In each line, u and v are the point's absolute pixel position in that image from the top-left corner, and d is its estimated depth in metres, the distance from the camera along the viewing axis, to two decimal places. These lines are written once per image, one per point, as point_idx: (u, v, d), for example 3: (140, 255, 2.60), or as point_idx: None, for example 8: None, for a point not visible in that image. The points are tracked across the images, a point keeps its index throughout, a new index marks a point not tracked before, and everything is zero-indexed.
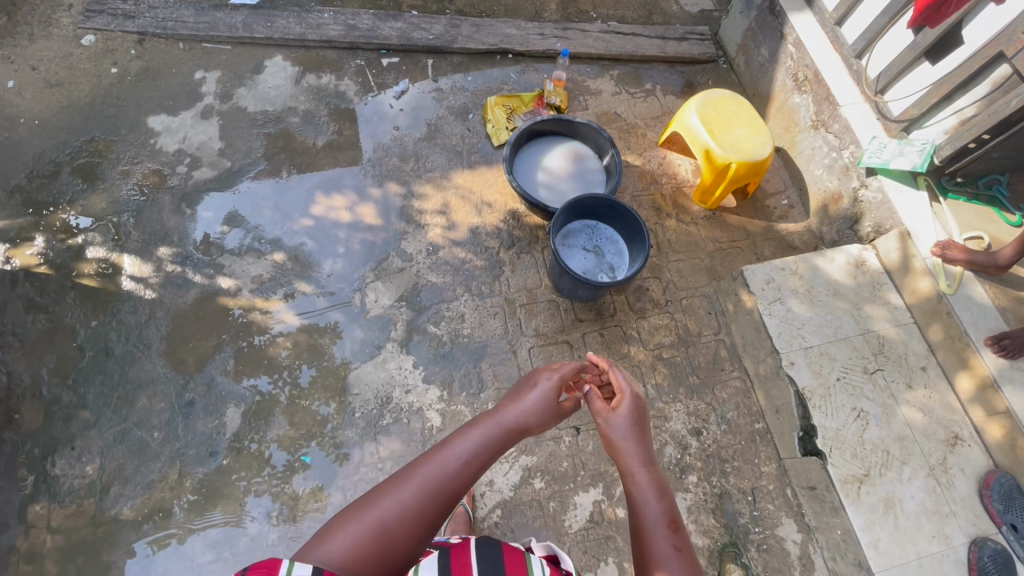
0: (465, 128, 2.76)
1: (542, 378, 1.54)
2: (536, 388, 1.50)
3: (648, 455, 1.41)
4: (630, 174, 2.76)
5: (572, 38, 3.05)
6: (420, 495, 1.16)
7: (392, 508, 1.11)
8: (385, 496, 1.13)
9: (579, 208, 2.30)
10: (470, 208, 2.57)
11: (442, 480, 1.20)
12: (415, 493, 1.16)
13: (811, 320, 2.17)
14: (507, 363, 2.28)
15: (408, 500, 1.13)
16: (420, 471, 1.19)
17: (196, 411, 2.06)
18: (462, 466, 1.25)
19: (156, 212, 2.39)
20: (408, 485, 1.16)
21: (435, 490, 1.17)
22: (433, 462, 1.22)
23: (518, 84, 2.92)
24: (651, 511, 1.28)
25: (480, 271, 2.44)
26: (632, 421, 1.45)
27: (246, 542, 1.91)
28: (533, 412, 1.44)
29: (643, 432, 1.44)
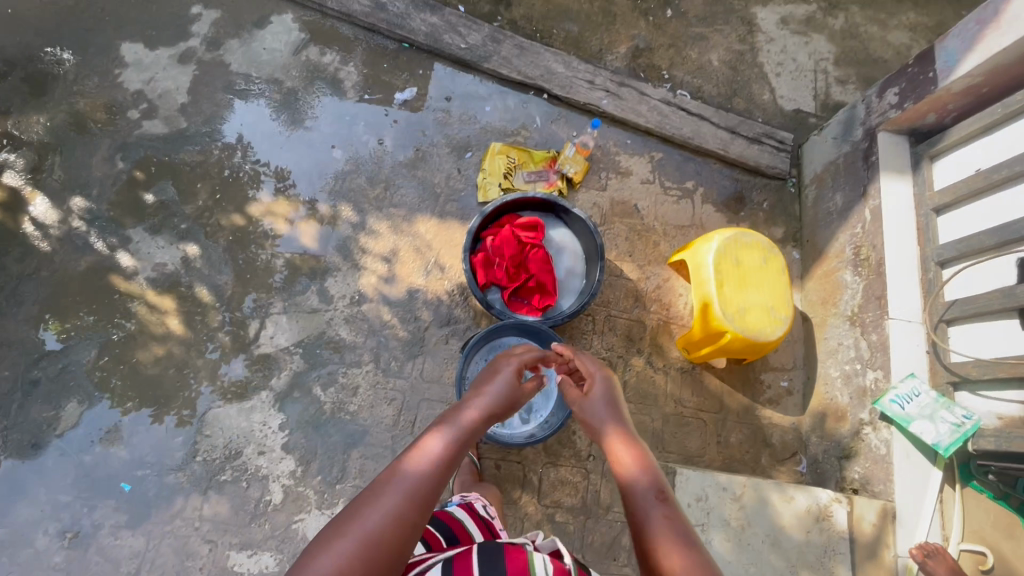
0: (455, 168, 2.36)
1: (503, 370, 1.46)
2: (500, 379, 1.43)
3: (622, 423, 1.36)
4: (617, 288, 2.32)
5: (624, 99, 2.54)
6: (406, 499, 1.00)
7: (381, 516, 0.96)
8: (363, 509, 0.97)
9: (518, 325, 2.02)
10: (419, 265, 2.22)
11: (427, 477, 1.05)
12: (400, 498, 0.99)
13: (727, 566, 1.78)
14: (381, 461, 2.00)
15: (394, 505, 0.98)
16: (398, 476, 1.04)
17: (37, 394, 1.90)
18: (444, 462, 1.10)
19: (87, 153, 2.15)
20: (384, 491, 1.01)
21: (422, 493, 1.02)
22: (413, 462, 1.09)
23: (538, 134, 2.47)
24: (643, 477, 1.16)
25: (397, 344, 2.12)
26: (600, 396, 1.44)
27: (29, 555, 1.78)
28: (502, 399, 1.37)
29: (611, 402, 1.41)
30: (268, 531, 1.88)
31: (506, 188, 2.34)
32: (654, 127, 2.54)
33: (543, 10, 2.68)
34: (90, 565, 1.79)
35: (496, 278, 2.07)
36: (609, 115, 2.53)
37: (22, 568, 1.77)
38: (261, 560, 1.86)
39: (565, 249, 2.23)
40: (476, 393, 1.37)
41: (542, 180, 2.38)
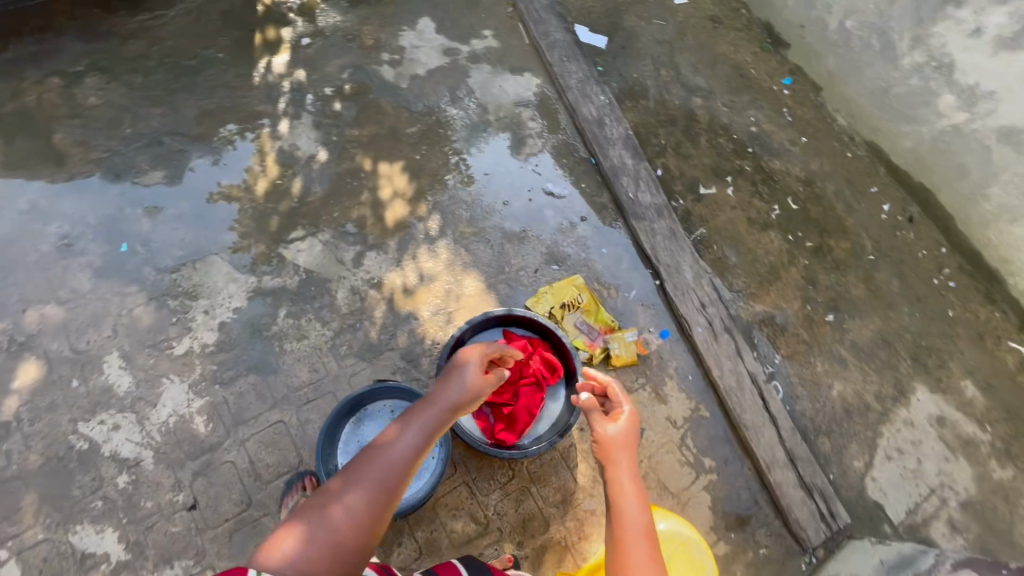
0: (536, 267, 2.43)
1: (470, 367, 1.43)
2: (470, 377, 1.40)
3: (620, 464, 1.45)
4: (559, 474, 2.09)
5: (718, 342, 2.39)
6: (369, 495, 1.15)
7: (345, 505, 1.12)
8: (326, 499, 1.12)
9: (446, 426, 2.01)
10: (437, 303, 2.28)
11: (396, 472, 1.20)
12: (365, 492, 1.15)
13: None
14: (259, 401, 2.02)
15: (361, 492, 1.15)
16: (358, 472, 1.18)
17: (154, 150, 2.35)
18: (410, 462, 1.22)
19: (336, 54, 2.68)
20: (349, 486, 1.15)
21: (384, 488, 1.17)
22: (383, 460, 1.20)
23: (622, 303, 2.44)
24: (629, 532, 1.32)
25: (362, 338, 2.17)
26: (622, 428, 1.51)
27: (37, 229, 2.15)
28: (471, 394, 1.39)
29: (615, 438, 1.48)
30: (148, 365, 2.01)
31: (555, 314, 2.34)
32: (722, 387, 2.34)
33: (720, 225, 2.69)
34: (52, 269, 2.10)
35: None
36: (694, 342, 2.40)
37: (26, 233, 2.14)
38: (121, 377, 1.98)
39: (548, 407, 2.13)
40: (442, 386, 1.38)
41: (588, 335, 2.33)
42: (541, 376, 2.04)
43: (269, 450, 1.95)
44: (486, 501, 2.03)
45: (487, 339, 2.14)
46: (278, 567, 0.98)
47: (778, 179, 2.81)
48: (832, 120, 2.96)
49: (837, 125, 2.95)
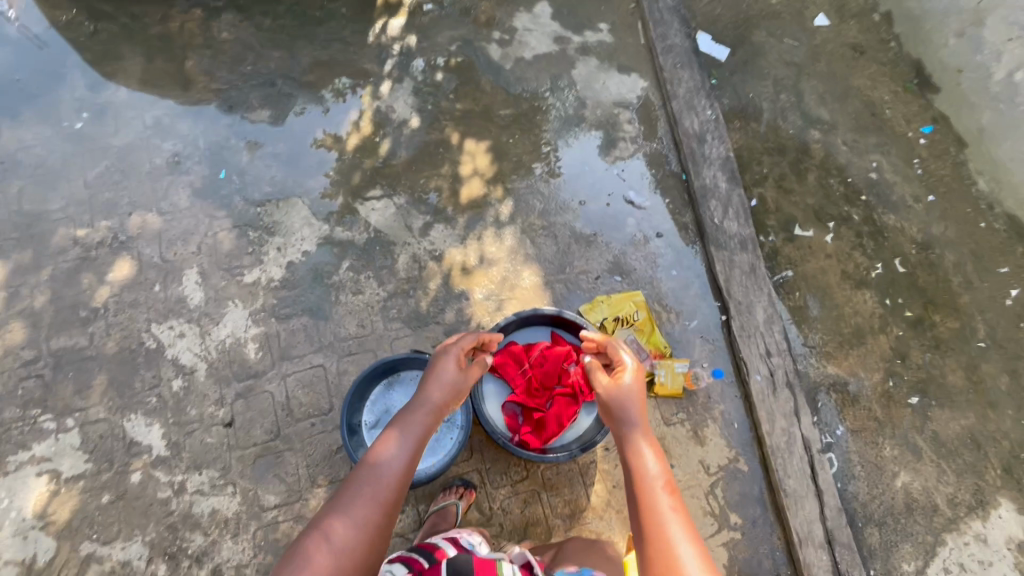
0: (597, 273, 2.35)
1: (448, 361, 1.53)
2: (450, 371, 1.51)
3: (629, 424, 1.52)
4: (573, 489, 2.04)
5: (776, 395, 2.21)
6: (367, 509, 1.15)
7: (349, 523, 1.12)
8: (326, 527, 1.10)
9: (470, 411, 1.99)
10: (491, 288, 2.28)
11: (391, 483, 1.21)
12: (366, 505, 1.16)
13: None
14: (306, 342, 2.12)
15: (364, 512, 1.14)
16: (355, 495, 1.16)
17: (266, 90, 2.49)
18: (404, 467, 1.25)
19: (450, 26, 2.70)
20: (348, 503, 1.15)
21: (382, 499, 1.17)
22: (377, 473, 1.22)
23: (679, 330, 2.31)
24: (648, 487, 1.35)
25: (412, 306, 2.21)
26: (631, 386, 1.61)
27: (156, 144, 2.36)
28: (449, 389, 1.49)
29: (625, 397, 1.56)
30: (219, 286, 2.17)
31: (606, 326, 2.24)
32: (768, 444, 2.16)
33: (809, 271, 2.46)
34: (159, 182, 2.30)
35: (513, 366, 2.03)
36: (748, 390, 2.22)
37: (146, 145, 2.36)
38: (195, 291, 2.15)
39: (579, 421, 2.06)
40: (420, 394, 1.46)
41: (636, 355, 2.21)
42: (579, 389, 1.97)
43: (305, 390, 2.05)
44: (495, 492, 2.01)
45: (534, 339, 2.13)
46: None
47: (889, 236, 2.51)
48: (971, 182, 2.60)
49: (976, 189, 2.59)
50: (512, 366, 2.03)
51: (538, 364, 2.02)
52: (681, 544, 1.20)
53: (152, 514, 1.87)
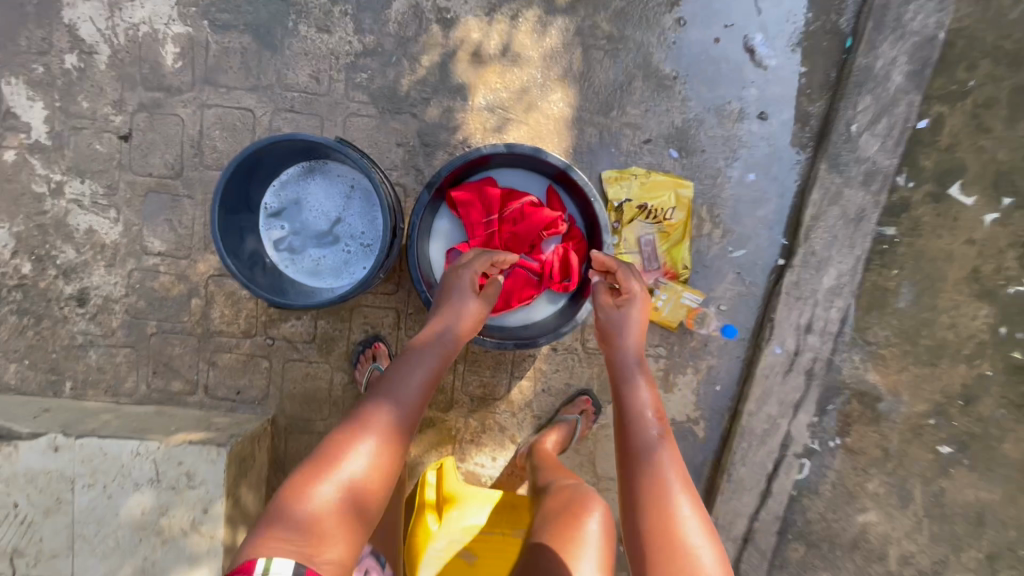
0: (650, 136, 1.64)
1: (462, 299, 1.30)
2: (466, 298, 1.30)
3: (622, 360, 1.25)
4: (496, 375, 1.72)
5: (785, 379, 1.72)
6: (378, 447, 1.04)
7: (339, 484, 0.98)
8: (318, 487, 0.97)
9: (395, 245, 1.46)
10: (500, 97, 1.62)
11: (393, 448, 1.06)
12: (374, 442, 1.04)
13: (111, 522, 1.41)
14: (241, 73, 1.58)
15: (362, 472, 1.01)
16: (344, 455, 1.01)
17: None
18: (419, 392, 1.14)
19: None
20: (356, 435, 1.04)
21: (394, 431, 1.07)
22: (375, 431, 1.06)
23: (716, 254, 1.70)
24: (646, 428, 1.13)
25: (389, 79, 1.60)
26: (628, 318, 1.29)
27: None
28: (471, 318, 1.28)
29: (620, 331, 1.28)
30: None
31: (625, 210, 1.64)
32: (741, 424, 1.75)
33: None
34: None
35: (479, 210, 1.50)
36: (756, 355, 1.73)
37: None
38: None
39: (533, 308, 1.60)
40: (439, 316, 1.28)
41: (645, 261, 1.66)
42: (547, 272, 1.51)
43: (225, 136, 1.59)
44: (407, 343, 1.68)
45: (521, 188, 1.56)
46: (295, 538, 0.91)
47: None
48: None
49: None
50: (478, 209, 1.51)
51: (512, 221, 1.51)
52: (684, 495, 1.02)
53: (26, 206, 1.60)
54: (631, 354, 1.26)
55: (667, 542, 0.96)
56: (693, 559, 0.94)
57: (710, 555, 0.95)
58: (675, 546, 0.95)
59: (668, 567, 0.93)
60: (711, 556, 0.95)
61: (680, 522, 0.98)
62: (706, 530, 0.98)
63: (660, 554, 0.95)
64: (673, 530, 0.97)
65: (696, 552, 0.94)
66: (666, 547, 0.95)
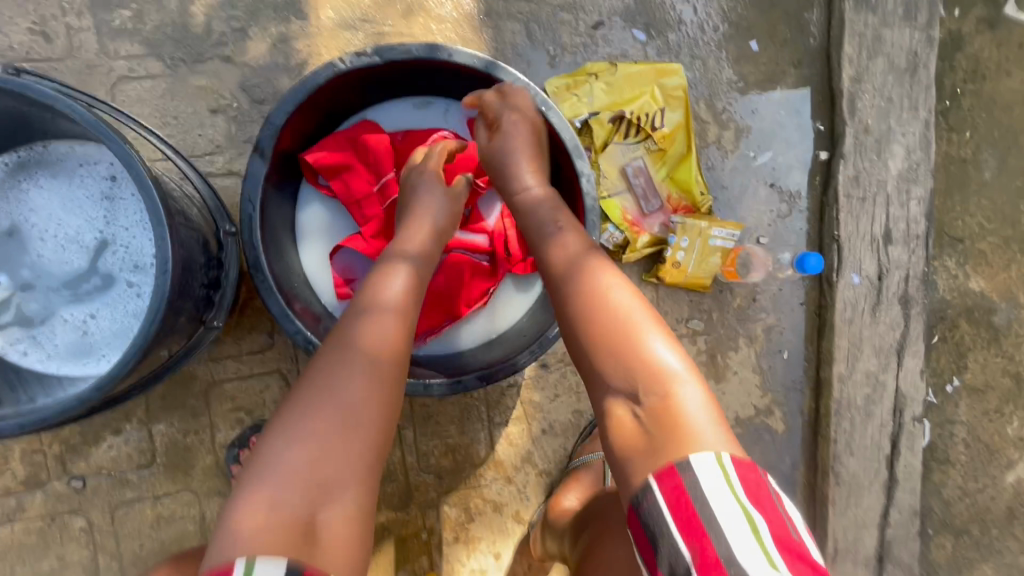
0: (598, 16, 1.09)
1: (429, 190, 0.85)
2: (435, 208, 0.83)
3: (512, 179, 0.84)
4: (468, 429, 1.10)
5: (874, 317, 1.19)
6: (359, 393, 0.61)
7: (300, 473, 0.57)
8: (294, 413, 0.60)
9: (224, 265, 0.81)
10: (357, 2, 1.02)
11: (397, 341, 0.66)
12: (355, 386, 0.61)
13: None
14: None
15: (356, 377, 0.62)
16: (318, 365, 0.64)
17: None
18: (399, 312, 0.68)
19: None
20: (322, 382, 0.62)
21: (376, 371, 0.63)
22: (347, 339, 0.65)
23: (734, 167, 1.16)
24: (546, 217, 0.78)
25: (169, 9, 0.97)
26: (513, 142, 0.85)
27: None
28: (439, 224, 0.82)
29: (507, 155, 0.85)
30: None
31: (594, 129, 1.07)
32: (831, 397, 1.20)
33: (1015, 92, 1.23)
34: None
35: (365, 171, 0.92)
36: (825, 294, 1.20)
37: None
38: None
39: (497, 311, 0.99)
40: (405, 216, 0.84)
41: (642, 200, 1.10)
42: (504, 249, 0.96)
43: None
44: None
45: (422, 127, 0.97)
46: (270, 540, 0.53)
47: None
48: None
49: None
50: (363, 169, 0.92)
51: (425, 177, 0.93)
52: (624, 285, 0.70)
53: None
54: (513, 150, 0.84)
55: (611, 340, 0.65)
56: (648, 360, 0.63)
57: (671, 353, 0.65)
58: (619, 350, 0.64)
59: (621, 374, 0.64)
60: (666, 346, 0.65)
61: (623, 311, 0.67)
62: (651, 317, 0.67)
63: (609, 363, 0.65)
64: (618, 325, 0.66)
65: (650, 346, 0.64)
66: (616, 354, 0.64)
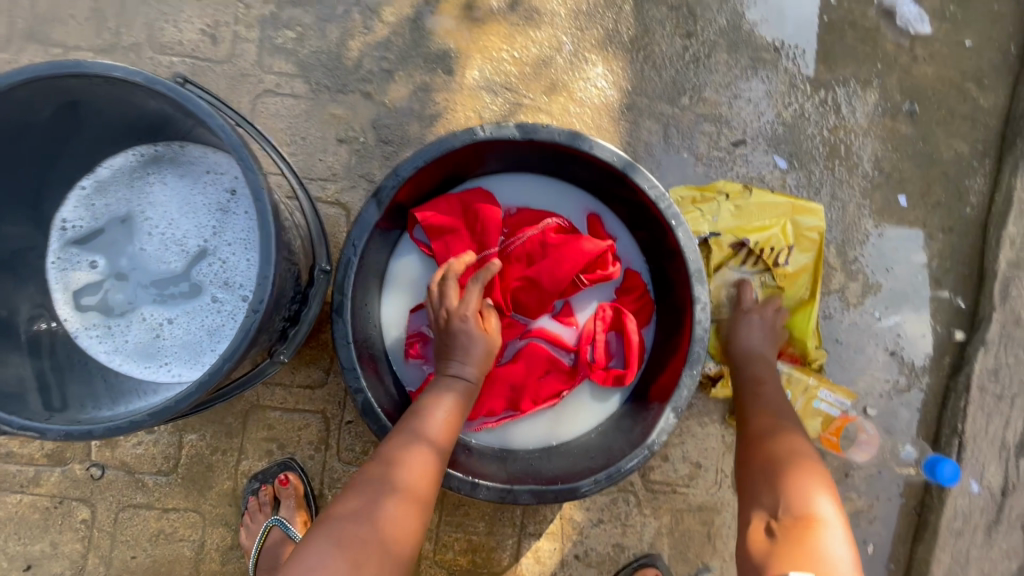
0: (742, 134, 1.04)
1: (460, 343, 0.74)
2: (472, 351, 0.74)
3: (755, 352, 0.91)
4: (496, 532, 0.99)
5: (986, 537, 1.01)
6: (403, 507, 0.63)
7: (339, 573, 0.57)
8: (343, 520, 0.61)
9: (308, 300, 0.79)
10: (504, 70, 1.02)
11: (434, 467, 0.67)
12: (400, 501, 0.63)
13: None
14: (91, 27, 0.99)
15: (398, 496, 0.63)
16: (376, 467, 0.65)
17: None
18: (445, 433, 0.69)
19: None
20: (376, 487, 0.63)
21: (419, 491, 0.64)
22: (401, 455, 0.65)
23: (854, 323, 1.05)
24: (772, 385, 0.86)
25: (328, 39, 1.00)
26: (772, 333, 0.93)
27: None
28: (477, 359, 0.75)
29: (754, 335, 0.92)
30: None
31: (712, 249, 0.99)
32: None
33: None
34: None
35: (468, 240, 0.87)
36: (933, 494, 1.03)
37: None
38: None
39: (564, 415, 0.89)
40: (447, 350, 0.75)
41: None
42: (588, 353, 0.88)
43: None
44: (342, 475, 0.96)
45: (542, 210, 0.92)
46: None
47: None
48: None
49: None
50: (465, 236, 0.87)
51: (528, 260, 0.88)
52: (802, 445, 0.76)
53: None
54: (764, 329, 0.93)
55: (779, 474, 0.72)
56: (806, 503, 0.68)
57: (830, 510, 0.68)
58: (781, 488, 0.71)
59: (774, 494, 0.71)
60: (826, 502, 0.69)
61: (792, 462, 0.74)
62: (817, 468, 0.73)
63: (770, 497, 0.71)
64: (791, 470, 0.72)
65: (813, 494, 0.69)
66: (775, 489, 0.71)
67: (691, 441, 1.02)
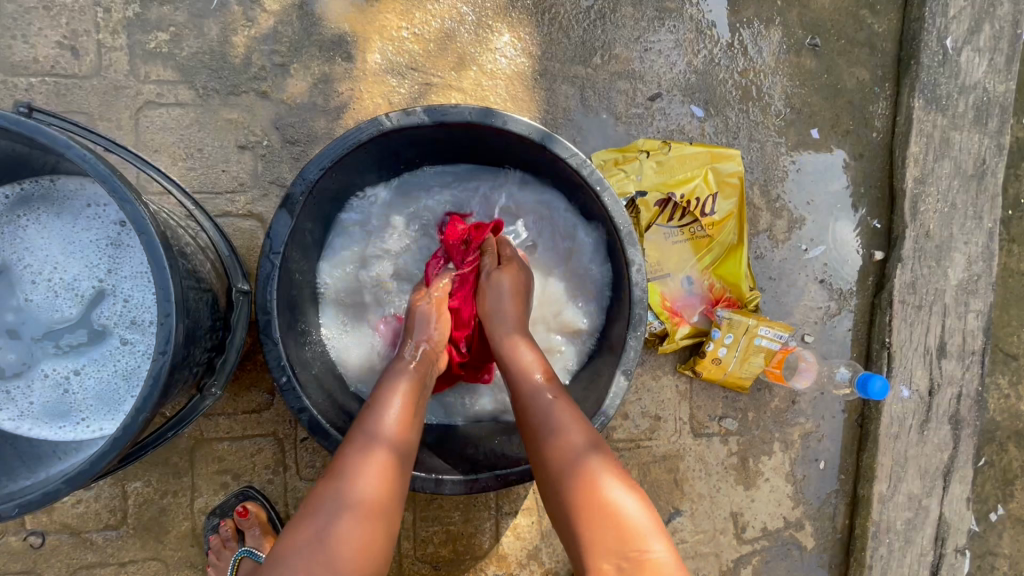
0: (658, 88, 1.04)
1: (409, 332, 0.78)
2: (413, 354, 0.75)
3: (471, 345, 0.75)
4: (473, 517, 1.00)
5: (922, 435, 1.10)
6: (379, 490, 0.60)
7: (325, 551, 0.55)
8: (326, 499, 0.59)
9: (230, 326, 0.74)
10: (407, 49, 0.97)
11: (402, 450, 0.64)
12: (374, 486, 0.60)
13: None
14: None
15: (356, 491, 0.59)
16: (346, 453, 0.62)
17: None
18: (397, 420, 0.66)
19: None
20: (347, 471, 0.60)
21: (387, 485, 0.61)
22: (362, 442, 0.63)
23: (784, 259, 1.09)
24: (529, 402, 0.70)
25: (208, 37, 0.91)
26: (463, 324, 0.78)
27: None
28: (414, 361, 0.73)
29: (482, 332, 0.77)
30: None
31: (639, 210, 1.00)
32: (869, 518, 1.11)
33: None
34: None
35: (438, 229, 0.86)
36: (870, 406, 1.11)
37: None
38: None
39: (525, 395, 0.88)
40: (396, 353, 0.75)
41: (683, 283, 1.03)
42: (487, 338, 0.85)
43: None
44: (306, 492, 0.94)
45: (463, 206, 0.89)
46: None
47: None
48: None
49: None
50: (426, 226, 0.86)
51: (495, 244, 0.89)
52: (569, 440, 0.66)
53: None
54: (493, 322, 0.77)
55: (570, 474, 0.63)
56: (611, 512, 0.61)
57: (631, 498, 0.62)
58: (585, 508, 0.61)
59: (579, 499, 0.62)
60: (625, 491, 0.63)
61: (576, 457, 0.64)
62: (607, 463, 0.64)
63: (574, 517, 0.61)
64: (577, 467, 0.63)
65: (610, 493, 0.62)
66: (581, 507, 0.61)
67: (648, 396, 1.05)
